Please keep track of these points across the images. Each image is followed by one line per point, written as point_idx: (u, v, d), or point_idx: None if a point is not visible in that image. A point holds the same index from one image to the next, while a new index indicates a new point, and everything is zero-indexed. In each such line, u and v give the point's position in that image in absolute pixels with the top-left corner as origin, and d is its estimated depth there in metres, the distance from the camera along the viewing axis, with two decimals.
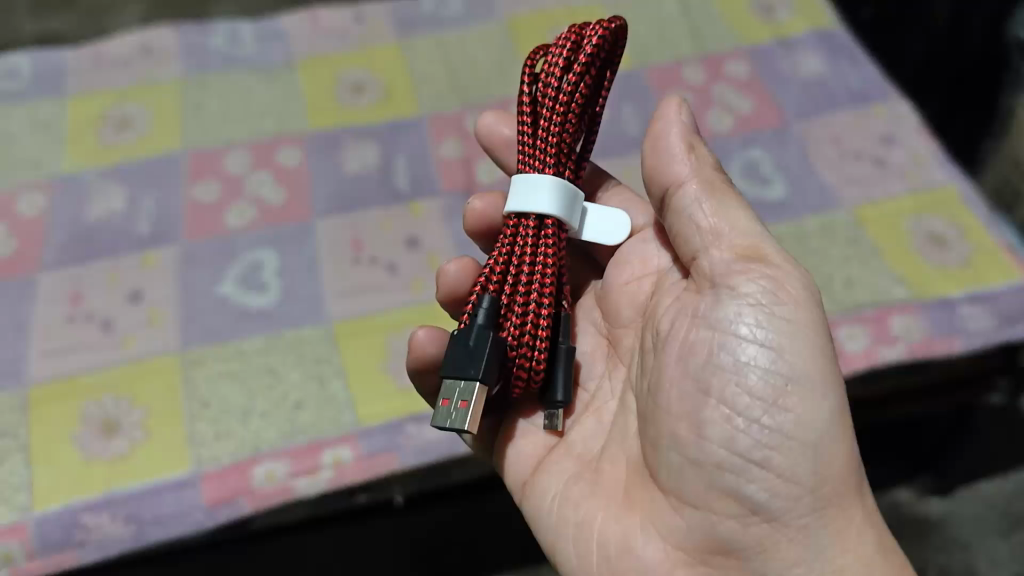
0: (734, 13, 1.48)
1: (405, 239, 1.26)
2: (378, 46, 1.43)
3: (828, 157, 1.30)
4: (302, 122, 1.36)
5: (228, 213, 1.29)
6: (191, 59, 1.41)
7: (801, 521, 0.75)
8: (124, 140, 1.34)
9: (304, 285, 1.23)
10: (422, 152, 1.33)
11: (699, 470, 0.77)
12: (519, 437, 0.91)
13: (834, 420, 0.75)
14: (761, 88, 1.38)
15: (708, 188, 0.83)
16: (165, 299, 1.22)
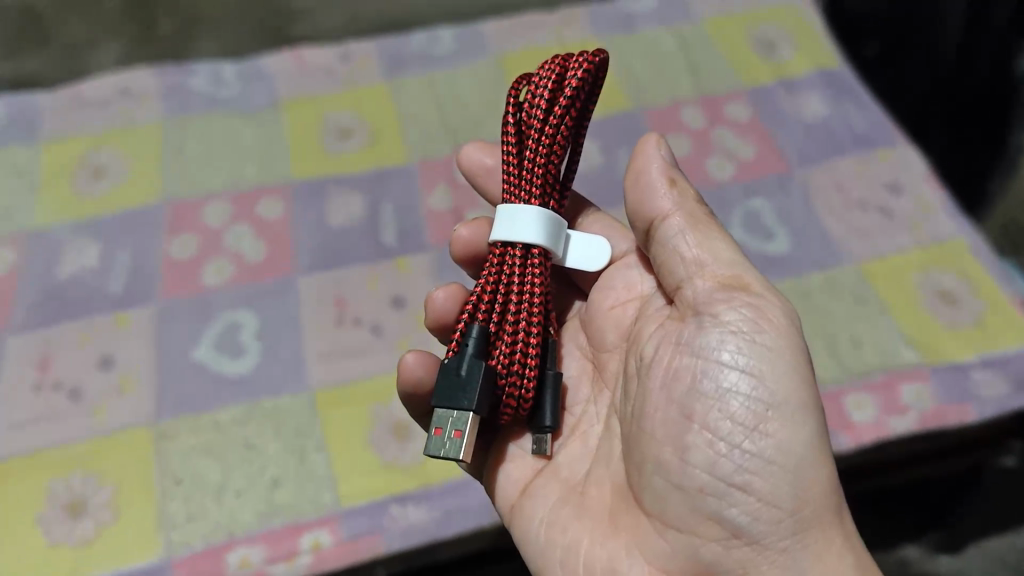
0: (738, 51, 1.39)
1: (393, 295, 1.16)
2: (364, 87, 1.35)
3: (832, 205, 1.24)
4: (285, 166, 1.28)
5: (205, 270, 1.19)
6: (170, 103, 1.33)
7: (786, 540, 0.61)
8: (98, 189, 1.27)
9: (286, 342, 1.12)
10: (411, 201, 1.24)
11: (682, 493, 0.64)
12: (508, 462, 0.75)
13: (820, 455, 0.62)
14: (762, 127, 1.31)
15: (692, 221, 0.70)
16: (141, 361, 1.11)
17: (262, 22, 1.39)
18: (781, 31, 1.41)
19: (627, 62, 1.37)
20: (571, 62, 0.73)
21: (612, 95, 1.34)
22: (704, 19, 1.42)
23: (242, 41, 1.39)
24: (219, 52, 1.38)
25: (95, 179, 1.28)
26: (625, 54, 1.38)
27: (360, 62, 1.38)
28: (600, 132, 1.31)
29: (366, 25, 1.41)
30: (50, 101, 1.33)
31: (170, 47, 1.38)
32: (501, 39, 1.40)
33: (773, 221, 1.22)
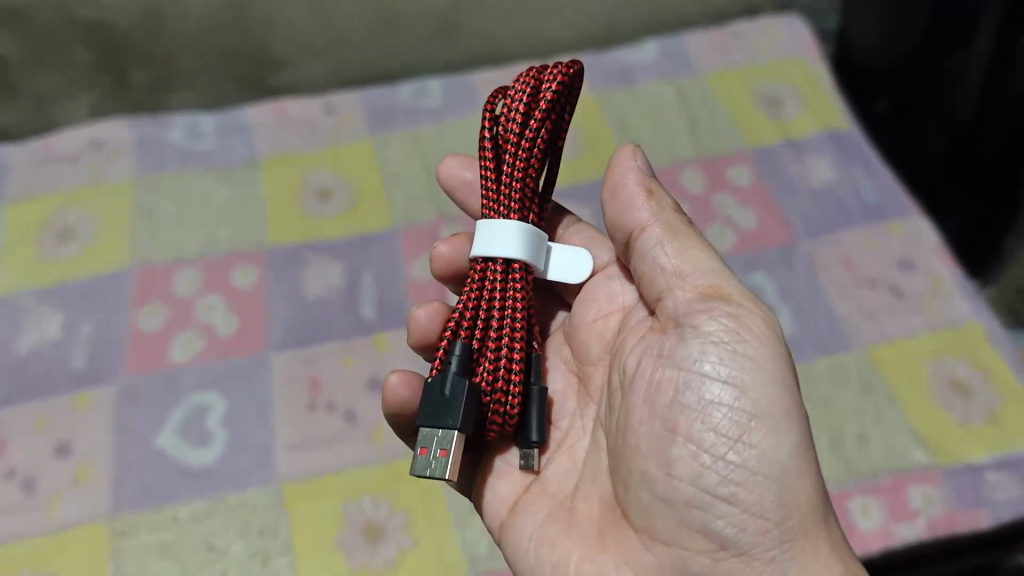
0: (741, 112, 1.21)
1: (368, 377, 0.97)
2: (348, 146, 1.16)
3: (840, 284, 1.05)
4: (261, 231, 1.10)
5: (173, 345, 1.00)
6: (144, 157, 1.15)
7: (773, 548, 0.55)
8: (66, 254, 1.09)
9: (256, 433, 0.94)
10: (393, 268, 1.06)
11: (669, 506, 0.57)
12: (495, 476, 0.66)
13: (804, 463, 0.56)
14: (766, 197, 1.13)
15: (671, 230, 0.62)
16: (100, 448, 0.93)
17: (240, 70, 1.17)
18: (782, 87, 1.23)
19: (625, 119, 1.20)
20: (545, 74, 0.63)
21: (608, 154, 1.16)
22: (702, 74, 1.24)
23: (221, 88, 1.18)
24: (198, 101, 1.19)
25: (61, 243, 1.09)
26: (619, 110, 1.20)
27: (344, 115, 1.19)
28: (587, 195, 1.12)
29: (351, 76, 1.20)
30: (17, 151, 1.16)
31: (147, 97, 1.17)
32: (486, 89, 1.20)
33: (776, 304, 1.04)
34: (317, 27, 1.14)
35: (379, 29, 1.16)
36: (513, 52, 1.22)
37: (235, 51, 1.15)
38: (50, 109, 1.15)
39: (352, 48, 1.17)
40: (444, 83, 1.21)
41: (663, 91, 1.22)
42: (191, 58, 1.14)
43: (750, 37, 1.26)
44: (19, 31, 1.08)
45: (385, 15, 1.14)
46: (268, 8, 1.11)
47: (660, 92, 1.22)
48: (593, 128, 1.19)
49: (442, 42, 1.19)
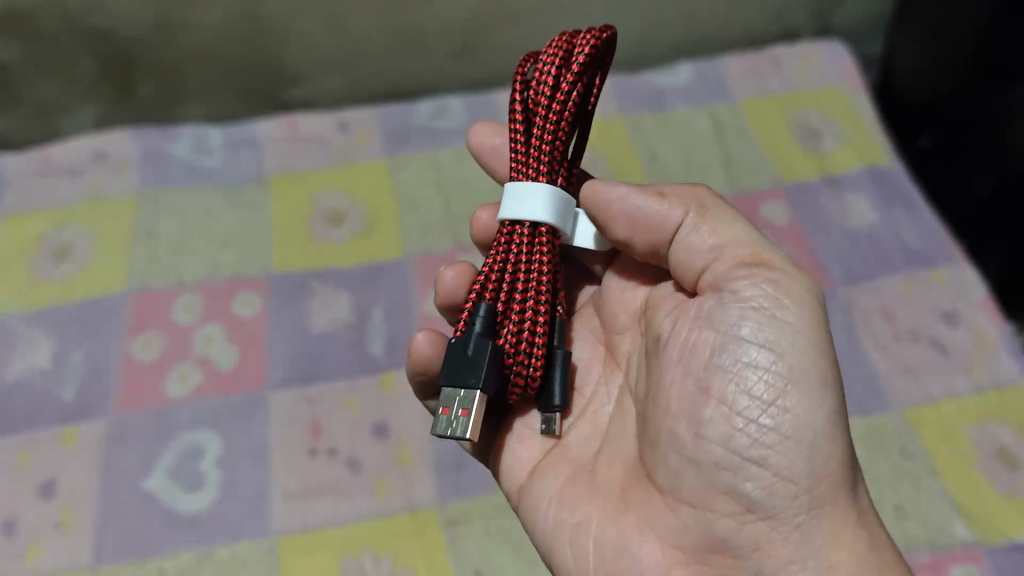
0: (775, 143, 1.09)
1: (372, 423, 0.84)
2: (363, 165, 1.06)
3: (878, 336, 0.91)
4: (266, 257, 0.97)
5: (168, 379, 0.86)
6: (148, 170, 1.04)
7: (803, 512, 0.50)
8: (61, 275, 0.95)
9: (252, 478, 0.80)
10: (405, 303, 0.93)
11: (696, 467, 0.51)
12: (516, 439, 0.61)
13: (840, 430, 0.50)
14: (800, 237, 1.00)
15: (698, 209, 0.55)
16: (86, 491, 0.79)
17: (251, 85, 1.06)
18: (821, 118, 1.11)
19: (652, 148, 1.08)
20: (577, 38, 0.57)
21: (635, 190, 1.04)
22: (737, 100, 1.13)
23: (231, 103, 1.08)
24: (204, 115, 1.09)
25: (55, 261, 0.96)
26: (647, 136, 1.09)
27: (358, 134, 1.09)
28: None
29: (369, 91, 1.10)
30: (16, 158, 1.04)
31: (153, 109, 1.07)
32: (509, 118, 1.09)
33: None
34: (334, 42, 1.03)
35: (396, 48, 1.05)
36: None
37: (247, 65, 1.04)
38: (52, 118, 1.05)
39: (367, 64, 1.07)
40: (464, 101, 1.12)
41: (694, 117, 1.11)
42: (200, 70, 1.03)
43: (791, 60, 1.17)
44: (20, 36, 0.96)
45: (404, 33, 1.03)
46: (282, 21, 0.99)
47: (692, 118, 1.11)
48: (621, 154, 1.07)
49: (462, 61, 1.09)
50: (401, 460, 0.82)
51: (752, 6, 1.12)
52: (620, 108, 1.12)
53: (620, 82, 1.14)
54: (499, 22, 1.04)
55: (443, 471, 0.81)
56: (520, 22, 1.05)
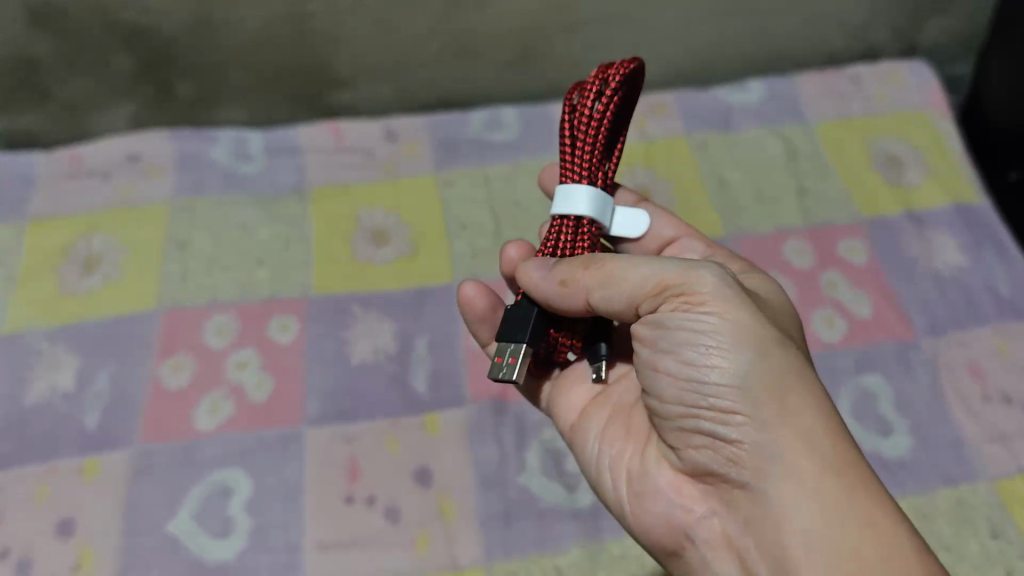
0: (852, 172, 0.99)
1: (414, 468, 0.77)
2: (410, 179, 0.99)
3: (966, 395, 0.81)
4: (305, 277, 0.90)
5: (198, 408, 0.81)
6: (184, 177, 0.98)
7: (758, 437, 0.51)
8: (88, 287, 0.89)
9: (282, 526, 0.74)
10: (451, 336, 0.86)
11: (669, 422, 0.54)
12: (571, 385, 0.65)
13: (774, 366, 0.52)
14: (882, 278, 0.90)
15: (605, 260, 0.55)
16: (105, 531, 0.73)
17: (296, 89, 1.00)
18: (905, 147, 1.01)
19: (719, 172, 0.99)
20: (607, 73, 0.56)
21: (701, 219, 0.95)
22: (812, 124, 1.04)
23: (273, 107, 1.02)
24: (245, 117, 1.03)
25: (82, 274, 0.90)
26: (713, 158, 1.01)
27: (406, 144, 1.02)
28: None
29: (419, 98, 1.03)
30: (46, 158, 0.99)
31: (192, 110, 1.01)
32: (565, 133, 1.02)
33: (897, 430, 0.79)
34: (384, 48, 0.96)
35: (449, 55, 0.98)
36: None
37: (290, 69, 0.97)
38: (85, 115, 0.99)
39: (418, 71, 0.99)
40: (518, 110, 1.05)
41: (765, 140, 1.02)
42: (242, 73, 0.97)
43: (870, 80, 1.07)
44: (53, 31, 0.89)
45: (459, 40, 0.96)
46: (331, 23, 0.92)
47: (763, 141, 1.02)
48: (684, 179, 0.99)
49: (518, 71, 1.02)
50: (444, 511, 0.75)
51: (834, 23, 1.02)
52: (686, 125, 1.03)
53: (685, 99, 1.05)
54: (562, 32, 0.97)
55: (488, 527, 0.74)
56: (581, 31, 0.97)
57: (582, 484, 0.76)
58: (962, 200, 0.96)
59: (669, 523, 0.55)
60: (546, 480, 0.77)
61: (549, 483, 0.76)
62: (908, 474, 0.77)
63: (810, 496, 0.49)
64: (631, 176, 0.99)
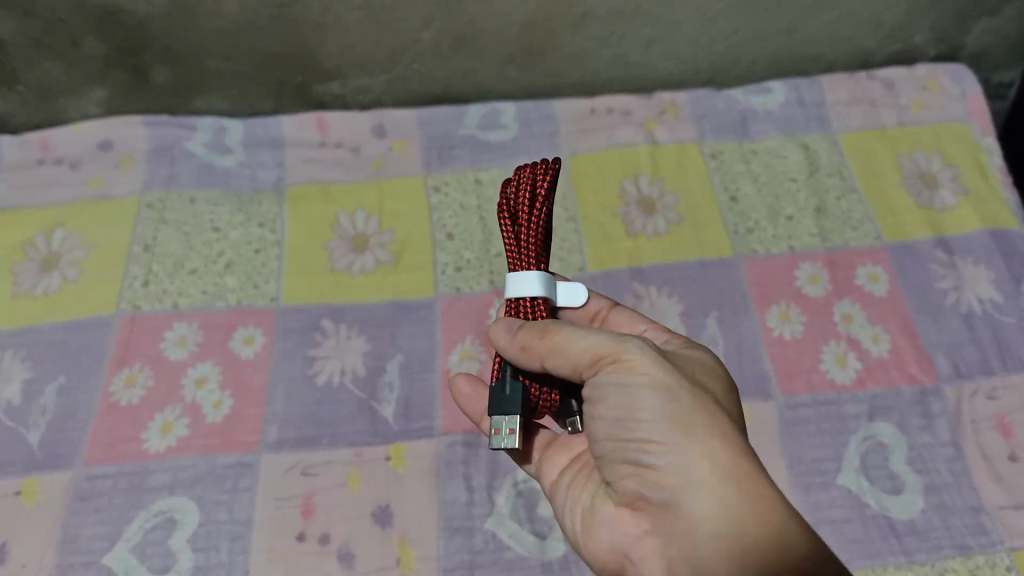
0: (879, 190, 0.90)
1: (374, 508, 0.71)
2: (396, 181, 0.92)
3: (990, 452, 0.73)
4: (275, 285, 0.84)
5: (150, 427, 0.75)
6: (158, 170, 0.92)
7: (677, 460, 0.48)
8: (45, 288, 0.83)
9: (227, 565, 0.68)
10: (427, 360, 0.79)
11: (604, 457, 0.51)
12: (550, 452, 0.59)
13: (691, 404, 0.49)
14: (904, 312, 0.81)
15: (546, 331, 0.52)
16: (38, 562, 0.68)
17: (281, 80, 0.93)
18: (939, 162, 0.92)
19: (733, 185, 0.91)
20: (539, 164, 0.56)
21: (709, 236, 0.87)
22: (839, 134, 0.95)
23: (256, 97, 0.95)
24: (226, 106, 0.96)
25: (40, 274, 0.84)
26: (727, 169, 0.92)
27: (395, 142, 0.95)
28: (660, 311, 0.82)
29: (413, 91, 0.96)
30: (13, 144, 0.93)
31: (169, 97, 0.94)
32: (567, 135, 0.95)
33: (910, 488, 0.71)
34: (377, 40, 0.88)
35: (445, 49, 0.90)
36: (612, 82, 0.97)
37: (275, 58, 0.90)
38: (55, 101, 0.92)
39: (413, 65, 0.92)
40: (516, 106, 0.97)
41: (785, 150, 0.94)
42: (222, 61, 0.90)
43: (906, 87, 0.97)
44: (16, 10, 0.82)
45: (458, 33, 0.88)
46: (318, 11, 0.84)
47: (783, 152, 0.93)
48: (694, 191, 0.90)
49: (521, 66, 0.93)
50: (403, 557, 0.69)
51: (868, 22, 0.93)
52: (701, 132, 0.95)
53: (700, 102, 0.97)
54: (568, 26, 0.88)
55: None
56: (588, 26, 0.88)
57: (555, 534, 0.70)
58: (1001, 224, 0.87)
59: (610, 553, 0.51)
60: (516, 527, 0.70)
61: (520, 531, 0.70)
62: (919, 540, 0.69)
63: (729, 509, 0.46)
64: (633, 186, 0.91)
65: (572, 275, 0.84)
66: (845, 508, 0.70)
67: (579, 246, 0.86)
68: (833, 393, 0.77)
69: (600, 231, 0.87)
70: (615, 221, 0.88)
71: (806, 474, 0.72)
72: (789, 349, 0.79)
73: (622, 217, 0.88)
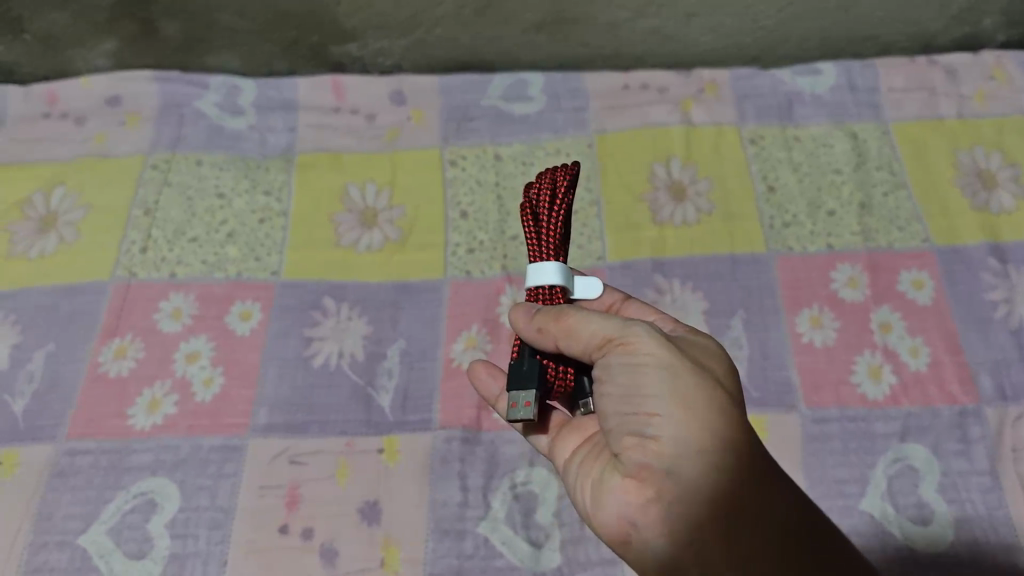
0: (930, 187, 0.83)
1: (361, 504, 0.67)
2: (411, 152, 0.87)
3: None
4: (277, 258, 0.80)
5: (136, 403, 0.72)
6: (166, 129, 0.88)
7: (678, 434, 0.45)
8: (40, 249, 0.80)
9: (204, 555, 0.65)
10: (430, 346, 0.75)
11: (608, 433, 0.48)
12: (564, 437, 0.55)
13: (696, 383, 0.46)
14: (948, 324, 0.75)
15: (557, 315, 0.50)
16: (11, 539, 0.65)
17: (297, 40, 0.88)
18: (1000, 160, 0.84)
19: (772, 174, 0.85)
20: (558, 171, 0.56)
21: (742, 228, 0.81)
22: (891, 124, 0.88)
23: (271, 57, 0.90)
24: (240, 65, 0.91)
25: (36, 233, 0.81)
26: (767, 155, 0.86)
27: (413, 111, 0.89)
28: (681, 307, 0.76)
29: (436, 57, 0.91)
30: (20, 96, 0.89)
31: (180, 53, 0.90)
32: (596, 112, 0.89)
33: (939, 519, 0.65)
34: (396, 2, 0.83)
35: (469, 13, 0.84)
36: (648, 56, 0.91)
37: (289, 16, 0.85)
38: (62, 52, 0.89)
39: (435, 29, 0.87)
40: (544, 77, 0.91)
41: (831, 139, 0.87)
42: (234, 17, 0.85)
43: (970, 75, 0.89)
44: None
45: None
46: None
47: (828, 140, 0.87)
48: (728, 179, 0.84)
49: (550, 34, 0.87)
50: (388, 557, 0.65)
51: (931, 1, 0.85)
52: (740, 114, 0.89)
53: (743, 82, 0.90)
54: None
55: None
56: None
57: (551, 544, 0.65)
58: None
59: (613, 529, 0.47)
60: (510, 533, 0.66)
61: (513, 537, 0.66)
62: None
63: (723, 476, 0.46)
64: (662, 170, 0.85)
65: (591, 263, 0.79)
66: (867, 537, 0.65)
67: (600, 233, 0.81)
68: (863, 408, 0.71)
69: (623, 218, 0.82)
70: (641, 207, 0.82)
71: (827, 496, 0.67)
72: (818, 358, 0.73)
73: (648, 203, 0.83)
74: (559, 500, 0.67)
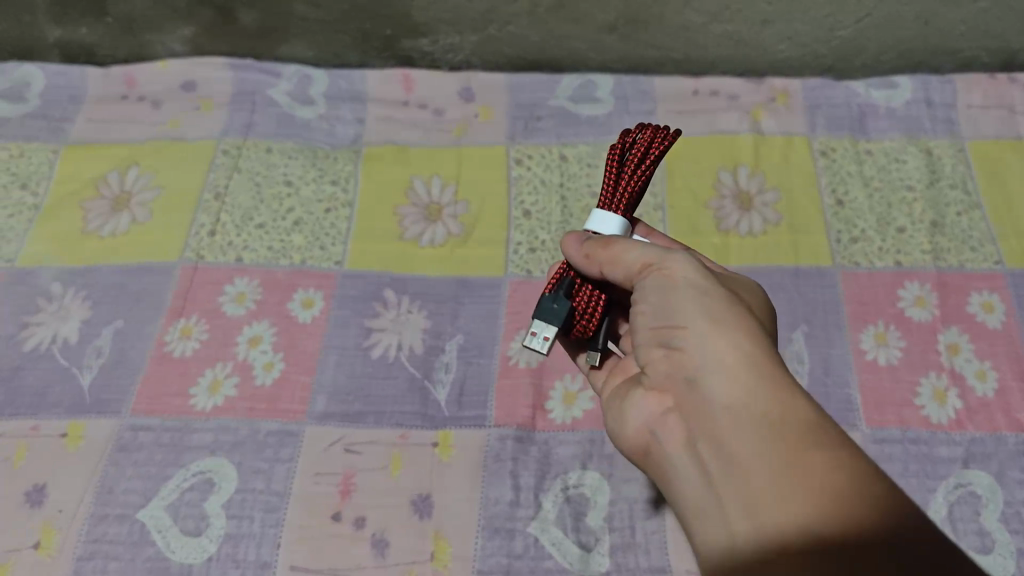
0: (1005, 209, 0.81)
1: (414, 497, 0.67)
2: (479, 149, 0.87)
3: None
4: (341, 248, 0.81)
5: (199, 382, 0.73)
6: (237, 115, 0.90)
7: (707, 351, 0.45)
8: (112, 226, 0.82)
9: (258, 538, 0.66)
10: (487, 342, 0.75)
11: (645, 357, 0.48)
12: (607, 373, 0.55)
13: (729, 307, 0.46)
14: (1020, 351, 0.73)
15: (603, 240, 0.49)
16: (72, 509, 0.67)
17: (370, 32, 0.89)
18: None
19: (841, 187, 0.83)
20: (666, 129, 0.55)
21: (808, 239, 0.80)
22: (967, 142, 0.86)
23: (343, 47, 0.91)
24: (313, 55, 0.92)
25: (109, 213, 0.83)
26: (837, 168, 0.84)
27: (480, 108, 0.90)
28: None
29: (507, 54, 0.91)
30: (100, 76, 0.92)
31: (255, 40, 0.91)
32: (664, 116, 0.88)
33: (1000, 548, 0.64)
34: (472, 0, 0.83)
35: (542, 12, 0.84)
36: (719, 62, 0.90)
37: (365, 9, 0.86)
38: (141, 35, 0.90)
39: (507, 26, 0.87)
40: (613, 80, 0.91)
41: (905, 154, 0.85)
42: (310, 8, 0.86)
43: None
44: None
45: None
46: None
47: (902, 156, 0.85)
48: (796, 190, 0.83)
49: (623, 36, 0.87)
50: (438, 550, 0.65)
51: (1017, 18, 0.83)
52: (811, 125, 0.87)
53: (815, 92, 0.89)
54: None
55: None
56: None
57: (601, 549, 0.65)
58: None
59: (639, 437, 0.48)
60: (561, 536, 0.66)
61: (562, 539, 0.65)
62: None
63: (746, 395, 0.43)
64: (729, 178, 0.84)
65: None
66: None
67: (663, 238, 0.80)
68: (926, 431, 0.69)
69: (688, 224, 0.81)
70: (706, 214, 0.82)
71: None
72: (882, 376, 0.72)
73: (714, 210, 0.82)
74: (610, 505, 0.67)
